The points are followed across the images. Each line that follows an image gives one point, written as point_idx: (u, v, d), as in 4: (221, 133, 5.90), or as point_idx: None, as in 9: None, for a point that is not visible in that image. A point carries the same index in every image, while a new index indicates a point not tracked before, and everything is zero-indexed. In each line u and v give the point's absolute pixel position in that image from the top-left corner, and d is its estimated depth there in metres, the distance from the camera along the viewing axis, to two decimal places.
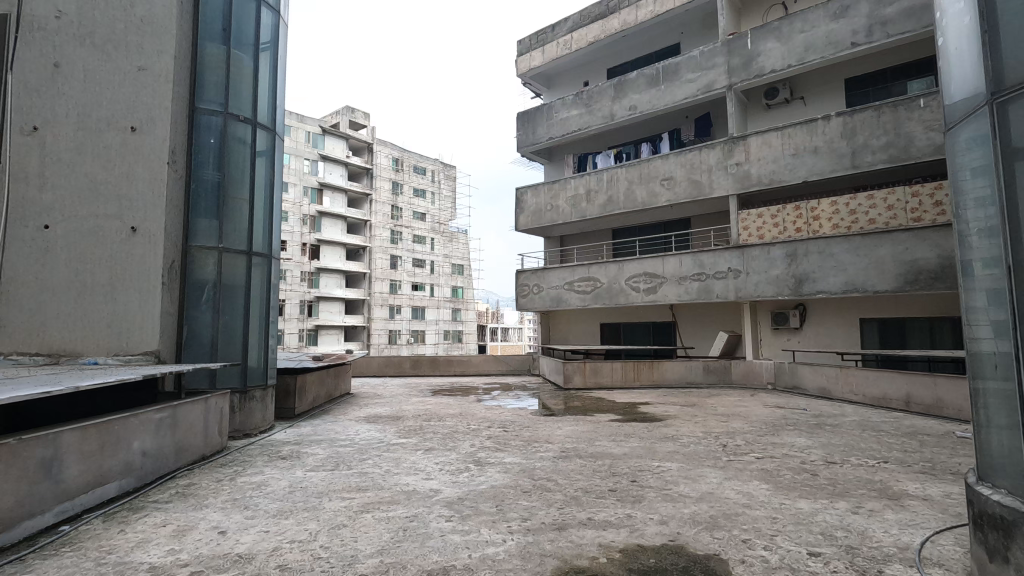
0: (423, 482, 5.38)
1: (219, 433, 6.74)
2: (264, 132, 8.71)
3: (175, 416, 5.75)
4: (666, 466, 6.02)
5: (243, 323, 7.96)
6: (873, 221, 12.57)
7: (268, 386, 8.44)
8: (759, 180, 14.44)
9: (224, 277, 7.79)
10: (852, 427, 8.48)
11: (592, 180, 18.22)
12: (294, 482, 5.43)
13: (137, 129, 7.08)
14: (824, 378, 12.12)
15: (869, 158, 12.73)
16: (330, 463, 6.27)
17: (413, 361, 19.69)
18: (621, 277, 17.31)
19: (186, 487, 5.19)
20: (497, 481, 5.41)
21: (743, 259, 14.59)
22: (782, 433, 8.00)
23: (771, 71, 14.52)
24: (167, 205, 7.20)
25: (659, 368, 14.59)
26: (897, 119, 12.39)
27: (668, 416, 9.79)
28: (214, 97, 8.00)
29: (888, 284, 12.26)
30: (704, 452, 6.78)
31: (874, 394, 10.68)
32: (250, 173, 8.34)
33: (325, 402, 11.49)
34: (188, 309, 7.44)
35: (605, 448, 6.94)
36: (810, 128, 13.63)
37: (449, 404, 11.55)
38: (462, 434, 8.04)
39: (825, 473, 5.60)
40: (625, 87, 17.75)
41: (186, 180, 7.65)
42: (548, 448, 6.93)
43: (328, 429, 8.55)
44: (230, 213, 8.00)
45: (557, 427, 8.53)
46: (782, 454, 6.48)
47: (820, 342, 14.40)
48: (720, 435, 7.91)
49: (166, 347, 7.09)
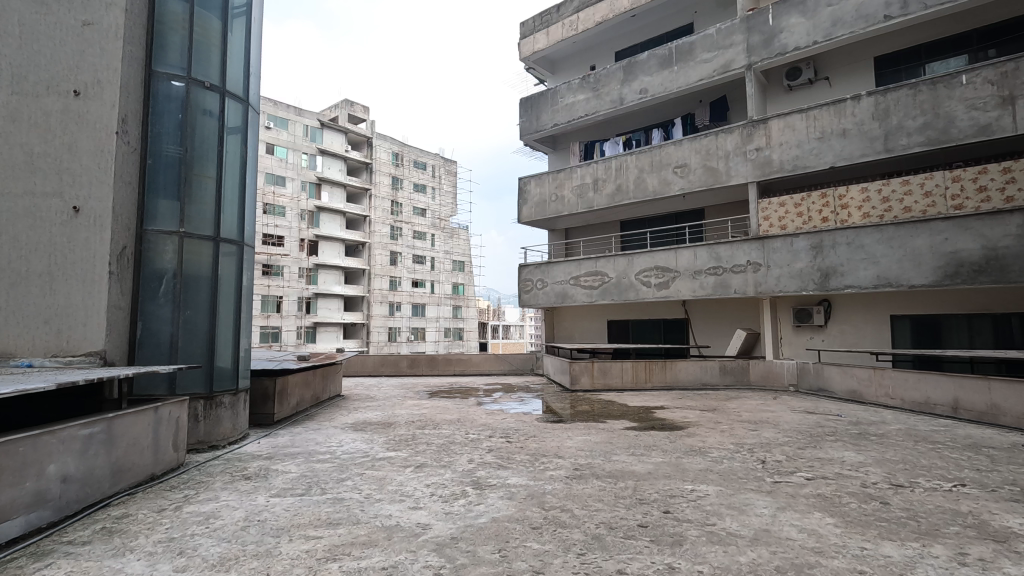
0: (408, 514, 4.38)
1: (175, 448, 5.77)
2: (235, 103, 7.66)
3: (112, 431, 4.76)
4: (701, 490, 5.03)
5: (209, 320, 6.96)
6: (908, 210, 11.57)
7: (239, 391, 7.44)
8: (781, 166, 13.41)
9: (186, 266, 6.78)
10: (901, 438, 7.48)
11: (600, 168, 17.19)
12: (252, 513, 4.44)
13: (82, 93, 6.07)
14: (855, 380, 11.13)
15: (904, 141, 11.71)
16: (302, 485, 5.28)
17: (410, 360, 18.75)
18: (630, 271, 16.31)
19: (116, 522, 4.20)
20: (501, 512, 4.40)
21: (764, 252, 13.61)
22: (824, 445, 7.02)
23: (794, 49, 13.49)
24: (115, 181, 6.22)
25: (672, 368, 13.60)
26: (936, 98, 11.37)
27: (690, 423, 8.79)
28: (176, 61, 6.98)
29: (926, 279, 11.24)
30: (743, 471, 5.77)
31: (914, 398, 9.66)
32: (219, 150, 7.31)
33: (311, 404, 10.54)
34: (144, 303, 6.45)
35: (625, 465, 5.94)
36: (838, 109, 12.59)
37: (446, 408, 10.59)
38: (460, 446, 7.03)
39: (898, 503, 4.60)
40: (635, 69, 16.72)
41: (142, 155, 6.64)
42: (559, 465, 5.93)
43: (308, 439, 7.57)
44: (195, 195, 6.99)
45: (567, 437, 7.53)
46: (837, 475, 5.47)
47: (846, 342, 13.40)
48: (754, 448, 6.89)
49: (115, 347, 6.12)
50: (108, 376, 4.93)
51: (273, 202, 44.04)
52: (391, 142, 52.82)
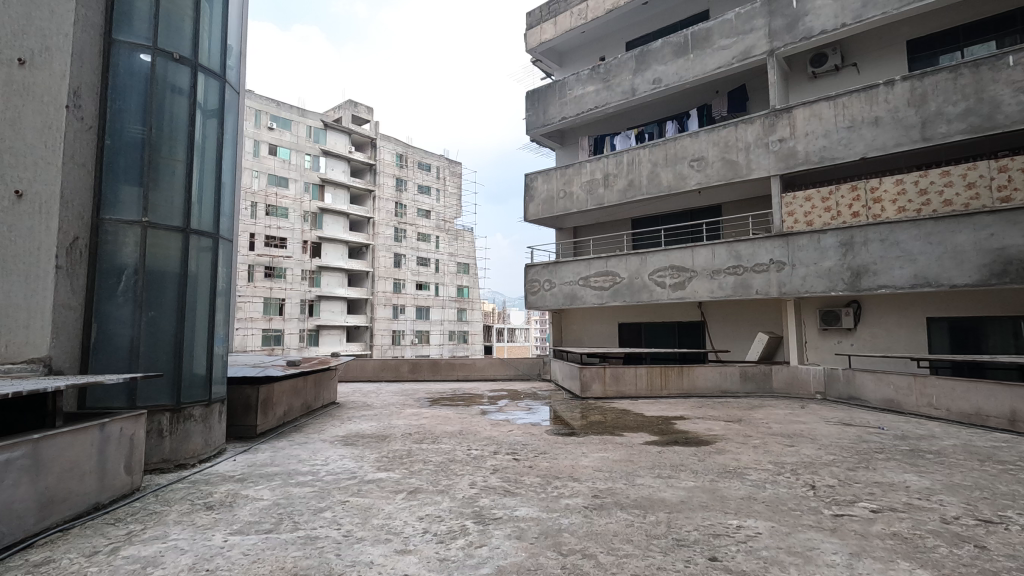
0: (395, 560, 3.55)
1: (128, 471, 4.96)
2: (210, 79, 6.82)
3: (42, 454, 3.96)
4: (749, 527, 4.14)
5: (177, 322, 6.12)
6: (949, 203, 10.69)
7: (212, 402, 6.61)
8: (807, 158, 12.53)
9: (151, 262, 5.95)
10: (963, 456, 6.60)
11: (611, 162, 16.35)
12: (203, 557, 3.63)
13: (28, 61, 5.22)
14: (892, 388, 10.22)
15: (944, 129, 10.84)
16: (271, 517, 4.44)
17: (412, 365, 18.04)
18: (643, 271, 15.44)
19: (32, 571, 3.40)
20: (507, 559, 3.56)
21: (788, 249, 12.71)
22: (877, 464, 6.15)
23: (820, 32, 12.62)
24: (65, 163, 5.44)
25: (690, 375, 12.73)
26: (979, 81, 10.51)
27: (717, 437, 7.94)
28: (141, 30, 6.15)
29: (969, 278, 10.34)
30: (792, 500, 4.88)
31: (962, 409, 8.74)
32: (190, 130, 6.45)
33: (301, 413, 9.77)
34: (99, 304, 5.63)
35: (653, 492, 5.08)
36: (870, 95, 11.70)
37: (447, 418, 9.76)
38: (460, 465, 6.19)
39: (999, 548, 3.73)
40: (649, 58, 15.89)
41: (100, 134, 5.84)
42: (576, 491, 5.08)
43: (292, 455, 6.78)
44: (161, 180, 6.15)
45: (581, 454, 6.70)
46: (908, 507, 4.59)
47: (877, 346, 12.53)
48: (798, 468, 6.03)
49: (63, 353, 5.32)
50: (52, 387, 4.12)
51: (276, 204, 43.39)
52: (394, 142, 52.10)
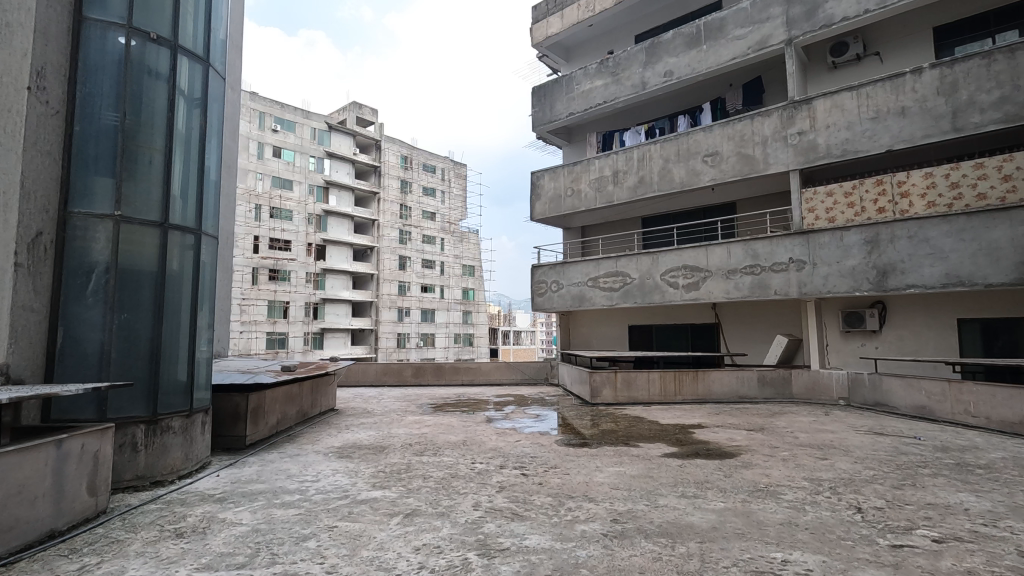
0: None
1: (92, 491, 4.45)
2: (192, 63, 6.31)
3: None
4: (797, 562, 3.56)
5: (153, 326, 5.60)
6: (983, 197, 10.10)
7: (193, 412, 6.09)
8: (828, 152, 11.93)
9: (124, 259, 5.44)
10: (1016, 470, 5.99)
11: (621, 159, 15.79)
12: None
13: None
14: (924, 393, 9.58)
15: (976, 119, 10.24)
16: (248, 547, 3.91)
17: (415, 369, 17.50)
18: (654, 271, 14.86)
19: None
20: None
21: (809, 247, 12.08)
22: (926, 481, 5.55)
23: (841, 20, 12.03)
24: (27, 149, 4.95)
25: (705, 380, 12.12)
26: (1014, 67, 9.91)
27: (741, 449, 7.34)
28: (114, 8, 5.64)
29: (1005, 276, 9.71)
30: (839, 526, 4.28)
31: (1004, 417, 8.10)
32: (169, 116, 5.94)
33: (296, 421, 9.26)
34: (66, 305, 5.13)
35: (679, 515, 4.50)
36: (896, 84, 11.09)
37: (450, 427, 9.21)
38: (464, 481, 5.63)
39: None
40: (659, 49, 15.33)
41: (68, 120, 5.35)
42: (592, 515, 4.51)
43: (282, 469, 6.26)
44: (137, 170, 5.64)
45: (596, 468, 6.14)
46: (975, 535, 4.00)
47: (903, 349, 11.92)
48: (836, 486, 5.45)
49: (24, 361, 4.82)
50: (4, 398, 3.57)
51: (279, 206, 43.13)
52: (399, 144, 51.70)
